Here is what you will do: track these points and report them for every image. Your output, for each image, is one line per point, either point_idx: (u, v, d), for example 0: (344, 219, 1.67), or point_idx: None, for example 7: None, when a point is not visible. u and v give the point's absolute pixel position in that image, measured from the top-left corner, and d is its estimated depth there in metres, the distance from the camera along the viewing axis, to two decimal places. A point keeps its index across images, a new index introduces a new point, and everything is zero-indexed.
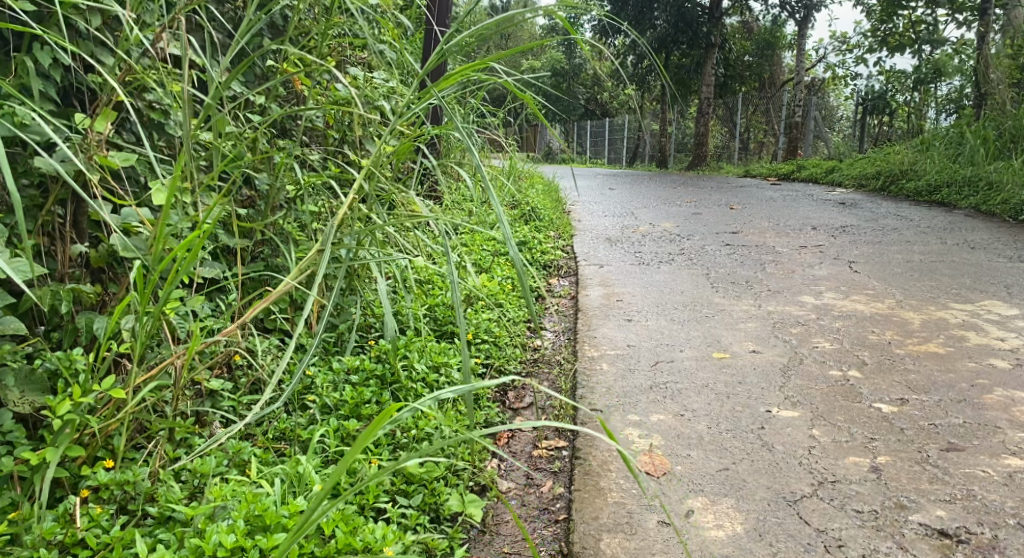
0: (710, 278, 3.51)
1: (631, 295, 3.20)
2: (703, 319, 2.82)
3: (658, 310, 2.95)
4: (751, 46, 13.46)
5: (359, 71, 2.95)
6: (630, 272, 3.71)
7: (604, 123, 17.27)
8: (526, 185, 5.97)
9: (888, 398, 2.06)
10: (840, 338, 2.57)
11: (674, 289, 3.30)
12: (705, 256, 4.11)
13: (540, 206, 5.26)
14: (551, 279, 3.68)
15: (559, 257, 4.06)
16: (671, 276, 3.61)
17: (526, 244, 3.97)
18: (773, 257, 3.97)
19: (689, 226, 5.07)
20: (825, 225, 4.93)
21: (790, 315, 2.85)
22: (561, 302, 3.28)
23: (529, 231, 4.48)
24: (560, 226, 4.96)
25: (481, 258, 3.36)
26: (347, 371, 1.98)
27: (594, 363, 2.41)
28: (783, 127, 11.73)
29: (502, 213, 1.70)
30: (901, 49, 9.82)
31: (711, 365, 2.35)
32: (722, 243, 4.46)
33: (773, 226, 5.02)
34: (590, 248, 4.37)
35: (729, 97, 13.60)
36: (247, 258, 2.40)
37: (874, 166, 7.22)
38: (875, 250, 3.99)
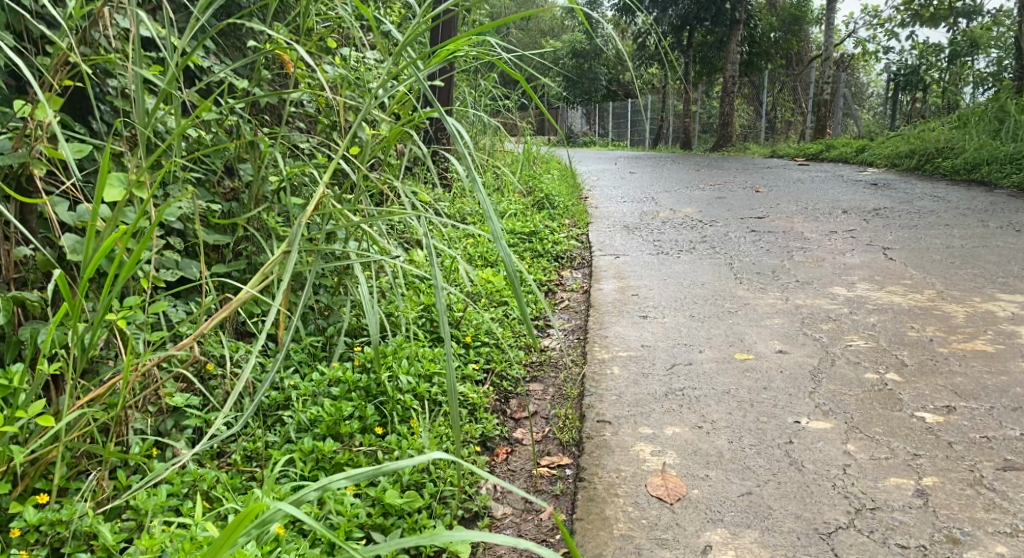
0: (733, 268, 3.29)
1: (647, 289, 2.99)
2: (724, 316, 2.61)
3: (676, 305, 2.74)
4: (778, 22, 13.08)
5: (353, 54, 2.78)
6: (648, 263, 3.50)
7: (626, 104, 16.97)
8: (542, 172, 5.76)
9: (933, 406, 1.84)
10: (876, 335, 2.34)
11: (694, 281, 3.08)
12: (728, 243, 3.89)
13: (555, 193, 5.06)
14: (564, 271, 3.49)
15: (573, 248, 3.86)
16: (691, 266, 3.39)
17: (538, 235, 3.78)
18: (801, 244, 3.74)
19: (712, 211, 4.84)
20: (856, 208, 4.68)
21: (819, 310, 2.63)
22: (572, 298, 3.09)
23: (542, 220, 4.28)
24: (575, 214, 4.76)
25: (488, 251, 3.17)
26: (328, 382, 1.79)
27: (603, 366, 2.21)
28: (811, 106, 11.40)
29: (490, 209, 1.51)
30: (936, 22, 9.44)
31: (733, 368, 2.14)
32: (746, 229, 4.23)
33: (801, 210, 4.77)
34: (606, 237, 4.16)
35: (755, 76, 13.25)
36: (228, 256, 2.23)
37: (907, 144, 6.91)
38: (912, 235, 3.73)
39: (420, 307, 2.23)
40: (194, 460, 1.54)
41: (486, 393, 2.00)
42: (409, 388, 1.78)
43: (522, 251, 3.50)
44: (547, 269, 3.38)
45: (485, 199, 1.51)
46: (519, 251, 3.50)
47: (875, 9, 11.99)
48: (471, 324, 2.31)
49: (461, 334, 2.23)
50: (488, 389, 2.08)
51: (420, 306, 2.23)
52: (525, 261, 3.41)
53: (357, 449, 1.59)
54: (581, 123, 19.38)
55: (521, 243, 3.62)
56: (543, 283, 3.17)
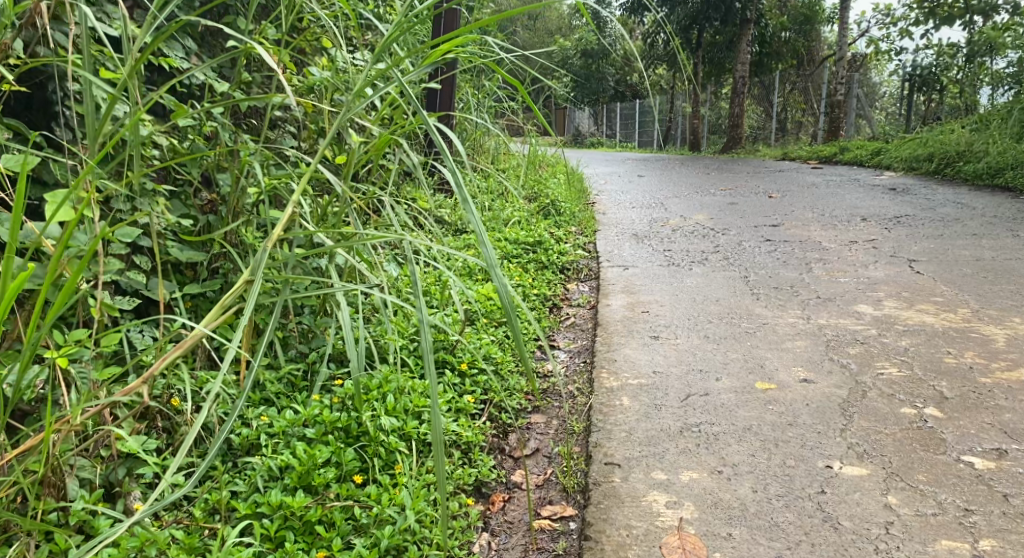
0: (749, 282, 3.09)
1: (658, 305, 2.80)
2: (742, 337, 2.41)
3: (690, 325, 2.55)
4: (789, 21, 12.85)
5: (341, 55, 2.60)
6: (658, 276, 3.31)
7: (634, 105, 16.75)
8: (548, 175, 5.56)
9: (981, 449, 1.66)
10: (909, 361, 2.14)
11: (708, 297, 2.89)
12: (743, 254, 3.70)
13: (561, 199, 4.87)
14: (570, 285, 3.30)
15: (578, 258, 3.66)
16: (705, 279, 3.20)
17: (542, 243, 3.59)
18: (820, 256, 3.55)
19: (725, 219, 4.64)
20: (875, 216, 4.48)
21: (845, 331, 2.43)
22: (578, 315, 2.90)
23: (547, 229, 4.09)
24: (582, 222, 4.57)
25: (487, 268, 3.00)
26: (303, 422, 1.60)
27: (611, 396, 2.00)
28: (823, 107, 11.18)
29: (483, 234, 1.32)
30: (951, 21, 9.21)
31: (754, 400, 1.95)
32: (761, 238, 4.04)
33: (818, 217, 4.57)
34: (614, 246, 3.98)
35: (765, 76, 13.04)
36: (202, 275, 2.05)
37: (925, 147, 6.70)
38: (938, 246, 3.53)
39: (411, 331, 2.05)
40: (147, 518, 1.37)
41: (482, 429, 1.81)
42: (396, 429, 1.59)
43: (527, 263, 3.31)
44: (551, 282, 3.19)
45: (476, 222, 1.32)
46: (523, 262, 3.31)
47: (888, 8, 11.77)
48: (469, 347, 2.11)
49: (456, 360, 2.04)
50: (485, 421, 1.88)
51: (412, 329, 2.06)
52: (530, 274, 3.21)
53: (331, 502, 1.41)
54: (589, 123, 19.15)
55: (526, 253, 3.43)
56: (547, 298, 2.98)
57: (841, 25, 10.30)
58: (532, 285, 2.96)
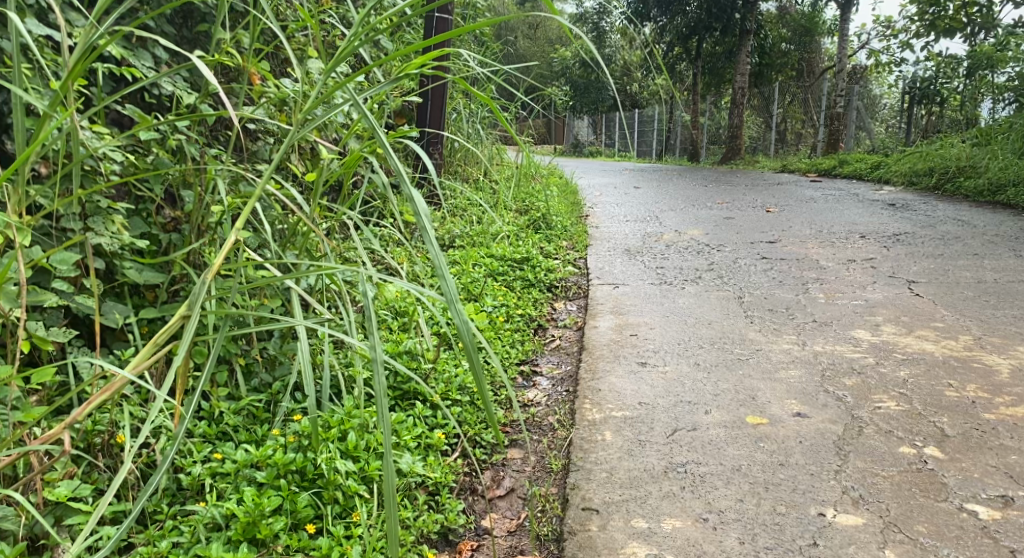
0: (743, 303, 2.98)
1: (647, 328, 2.69)
2: (733, 365, 2.30)
3: (680, 350, 2.44)
4: (789, 33, 12.78)
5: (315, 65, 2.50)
6: (650, 295, 3.20)
7: (633, 115, 16.68)
8: (541, 187, 5.45)
9: (986, 496, 1.55)
10: (908, 393, 2.02)
11: (700, 319, 2.78)
12: (737, 272, 3.59)
13: (553, 212, 4.77)
14: (558, 304, 3.19)
15: (568, 275, 3.55)
16: (697, 300, 3.09)
17: (530, 259, 3.49)
18: (817, 276, 3.45)
19: (720, 234, 4.53)
20: (874, 232, 4.39)
21: (843, 358, 2.32)
22: (564, 336, 2.78)
23: (537, 244, 3.99)
24: (574, 236, 4.46)
25: (471, 287, 2.88)
26: (255, 463, 1.56)
27: (593, 430, 1.90)
28: (823, 119, 11.09)
29: (441, 265, 1.22)
30: (951, 33, 9.13)
31: (744, 436, 1.83)
32: (756, 255, 3.94)
33: (816, 233, 4.47)
34: (605, 262, 3.88)
35: (765, 87, 12.96)
36: (161, 298, 1.94)
37: (926, 161, 6.61)
38: (939, 266, 3.42)
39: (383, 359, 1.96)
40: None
41: (452, 467, 1.71)
42: (352, 471, 1.54)
43: (513, 281, 3.20)
44: (537, 301, 3.08)
45: (434, 251, 1.23)
46: (510, 280, 3.20)
47: (889, 20, 11.70)
48: (445, 376, 2.00)
49: (429, 390, 1.93)
50: (458, 457, 1.78)
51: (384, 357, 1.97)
52: (516, 293, 3.10)
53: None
54: (588, 132, 19.05)
55: (513, 270, 3.32)
56: (533, 318, 2.87)
57: (841, 36, 10.22)
58: (517, 305, 2.85)
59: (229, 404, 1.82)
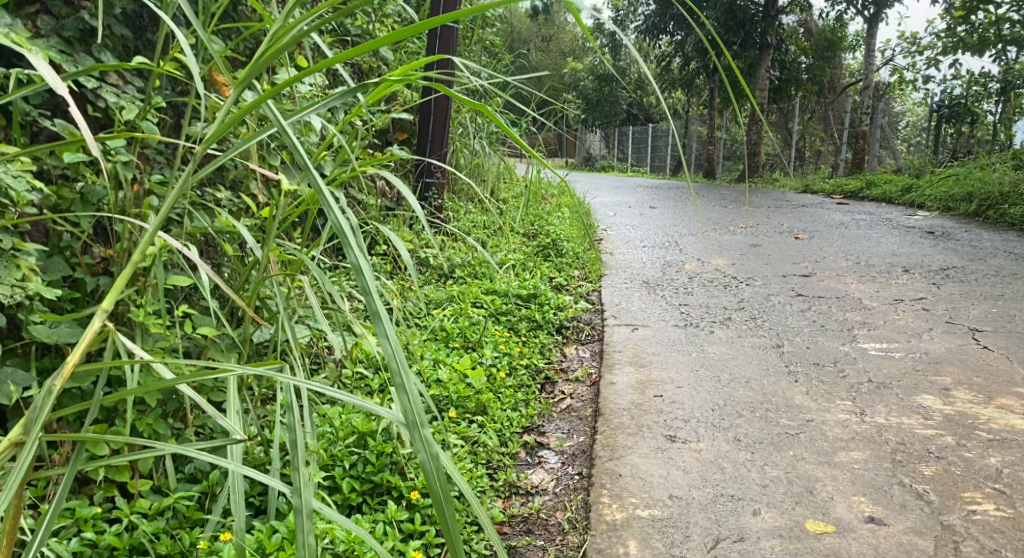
0: (783, 355, 2.60)
1: (673, 387, 2.29)
2: (783, 443, 1.90)
3: (715, 419, 2.05)
4: (810, 48, 12.43)
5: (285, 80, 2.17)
6: (673, 342, 2.81)
7: (648, 129, 16.36)
8: (552, 211, 5.09)
9: None
10: (1008, 491, 1.64)
11: (736, 377, 2.39)
12: (771, 313, 3.21)
13: (564, 237, 4.40)
14: (568, 349, 2.79)
15: (580, 312, 3.17)
16: (729, 349, 2.70)
17: (539, 294, 3.11)
18: (862, 321, 3.07)
19: (746, 265, 4.14)
20: (917, 266, 4.01)
21: (914, 433, 1.93)
22: (577, 392, 2.38)
23: (546, 279, 3.62)
24: (587, 264, 4.11)
25: (468, 333, 2.51)
26: None
27: (612, 541, 1.52)
28: (846, 137, 10.70)
29: (401, 369, 0.82)
30: (981, 50, 8.75)
31: (807, 554, 1.47)
32: (790, 292, 3.55)
33: (853, 266, 4.08)
34: (621, 297, 3.49)
35: (784, 102, 12.59)
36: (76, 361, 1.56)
37: (964, 186, 6.24)
38: (1002, 311, 3.04)
39: (341, 449, 1.59)
40: None
41: None
42: None
43: (519, 322, 2.80)
44: (543, 347, 2.69)
45: (386, 334, 0.83)
46: (514, 322, 2.80)
47: (914, 36, 11.33)
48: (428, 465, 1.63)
49: (405, 485, 1.54)
50: None
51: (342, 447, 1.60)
52: (523, 339, 2.71)
53: None
54: (600, 146, 18.67)
55: (521, 308, 2.94)
56: (540, 370, 2.47)
57: (865, 53, 9.84)
58: (522, 356, 2.46)
59: (153, 500, 1.46)
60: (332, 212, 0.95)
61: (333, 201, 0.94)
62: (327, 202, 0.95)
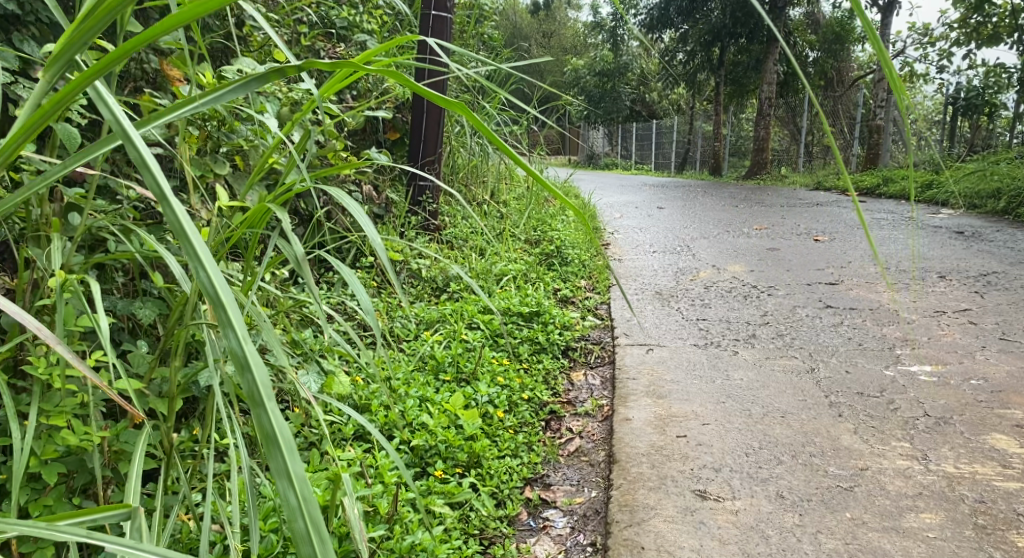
0: (821, 383, 2.29)
1: (698, 425, 1.98)
2: (837, 501, 1.60)
3: (752, 468, 1.73)
4: (817, 41, 12.11)
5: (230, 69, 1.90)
6: (693, 365, 2.49)
7: (652, 126, 16.05)
8: (555, 215, 4.78)
9: None
10: None
11: (772, 411, 2.07)
12: (801, 329, 2.89)
13: (570, 243, 4.08)
14: (574, 375, 2.47)
15: (588, 331, 2.86)
16: (758, 374, 2.38)
17: (543, 312, 2.78)
18: (904, 338, 2.76)
19: (767, 272, 3.82)
20: (953, 272, 3.72)
21: (992, 488, 1.63)
22: (586, 429, 2.06)
23: (548, 292, 3.30)
24: (593, 273, 3.79)
25: (463, 359, 2.19)
26: None
27: None
28: (858, 131, 10.35)
29: (294, 501, 0.72)
30: (996, 42, 8.43)
31: None
32: (818, 304, 3.23)
33: (883, 272, 3.77)
34: (632, 311, 3.17)
35: (791, 97, 12.28)
36: None
37: (989, 183, 5.93)
38: None
39: None
40: None
41: None
42: None
43: (520, 346, 2.48)
44: (547, 376, 2.36)
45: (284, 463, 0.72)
46: (516, 346, 2.48)
47: (926, 27, 11.01)
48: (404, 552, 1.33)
49: None
50: None
51: None
52: (528, 369, 2.38)
53: None
54: (602, 143, 18.32)
55: (522, 329, 2.61)
56: (545, 404, 2.15)
57: (879, 44, 9.49)
58: (523, 388, 2.14)
59: None
60: (205, 271, 0.75)
61: (209, 260, 0.75)
62: (200, 259, 0.75)
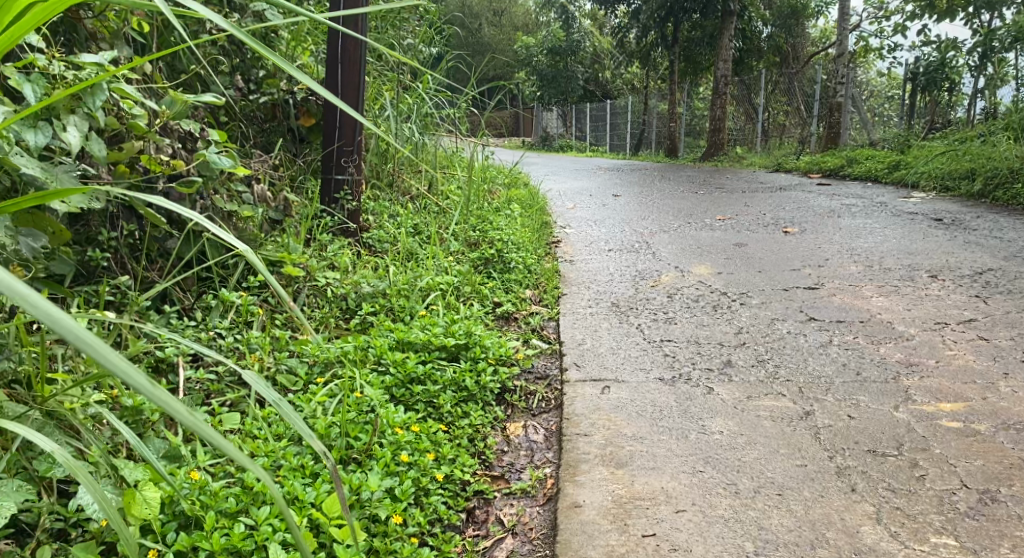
0: (819, 434, 1.81)
1: (669, 513, 1.50)
2: None
3: None
4: (771, 16, 11.69)
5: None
6: (658, 407, 1.99)
7: (604, 107, 15.56)
8: (495, 210, 4.25)
9: None
10: None
11: (764, 485, 1.59)
12: (782, 350, 2.41)
13: (514, 242, 3.52)
14: (511, 429, 1.95)
15: (529, 359, 2.34)
16: (740, 421, 1.89)
17: (474, 344, 2.22)
18: (906, 362, 2.29)
19: (737, 274, 3.34)
20: (943, 271, 3.28)
21: None
22: (521, 521, 1.56)
23: (484, 308, 2.78)
24: (539, 280, 3.28)
25: (355, 426, 1.67)
26: None
27: None
28: (816, 109, 9.98)
29: None
30: (953, 14, 8.05)
31: None
32: (799, 315, 2.75)
33: (867, 271, 3.32)
34: (581, 330, 2.67)
35: (746, 75, 11.88)
36: None
37: (961, 165, 5.54)
38: None
39: None
40: None
41: None
42: None
43: (442, 395, 1.95)
44: (476, 436, 1.84)
45: None
46: (435, 396, 1.94)
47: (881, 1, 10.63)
48: None
49: None
50: None
51: None
52: (449, 430, 1.85)
53: None
54: (557, 125, 17.71)
55: (447, 367, 2.07)
56: (467, 483, 1.64)
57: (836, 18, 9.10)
58: (433, 465, 1.63)
59: None
60: None
61: None
62: None
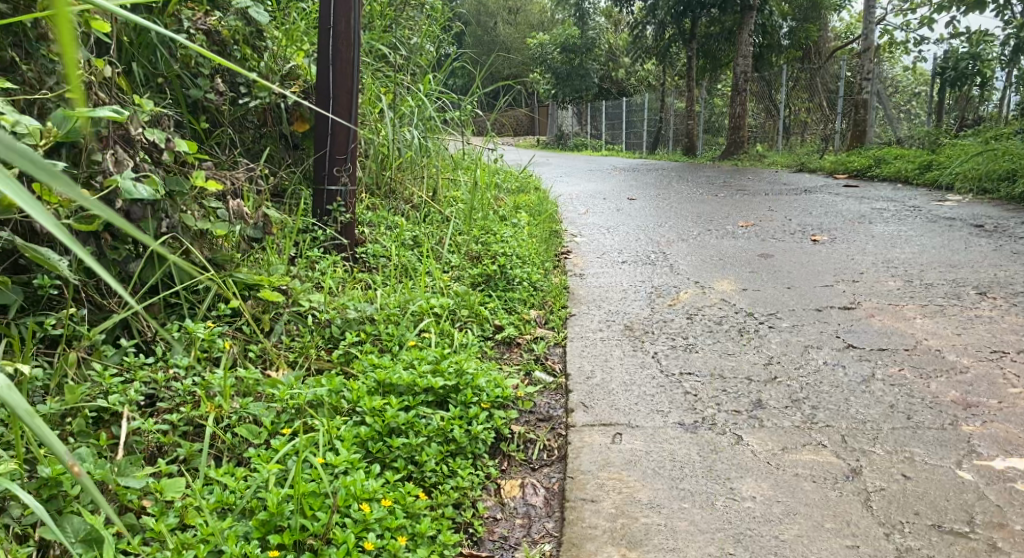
0: (870, 502, 1.53)
1: None
2: None
3: None
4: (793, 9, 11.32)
5: None
6: (679, 462, 1.71)
7: (621, 105, 15.23)
8: (503, 219, 3.97)
9: None
10: None
11: None
12: (819, 386, 2.12)
13: (519, 256, 3.25)
14: (506, 490, 1.68)
15: (530, 396, 2.07)
16: (776, 482, 1.61)
17: (466, 384, 1.93)
18: (965, 402, 2.00)
19: (764, 290, 3.05)
20: (993, 287, 2.97)
21: None
22: None
23: (482, 334, 2.51)
24: (546, 298, 3.01)
25: (314, 504, 1.43)
26: None
27: None
28: (840, 106, 9.63)
29: None
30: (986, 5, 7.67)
31: None
32: (837, 341, 2.46)
33: (908, 287, 3.01)
34: (591, 359, 2.40)
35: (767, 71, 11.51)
36: None
37: (1000, 165, 5.18)
38: None
39: None
40: None
41: None
42: None
43: (425, 449, 1.69)
44: (462, 502, 1.60)
45: None
46: (418, 450, 1.69)
47: None
48: None
49: None
50: None
51: None
52: (430, 496, 1.60)
53: None
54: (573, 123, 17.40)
55: (433, 414, 1.80)
56: None
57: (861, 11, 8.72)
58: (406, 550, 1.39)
59: None
60: None
61: None
62: None
